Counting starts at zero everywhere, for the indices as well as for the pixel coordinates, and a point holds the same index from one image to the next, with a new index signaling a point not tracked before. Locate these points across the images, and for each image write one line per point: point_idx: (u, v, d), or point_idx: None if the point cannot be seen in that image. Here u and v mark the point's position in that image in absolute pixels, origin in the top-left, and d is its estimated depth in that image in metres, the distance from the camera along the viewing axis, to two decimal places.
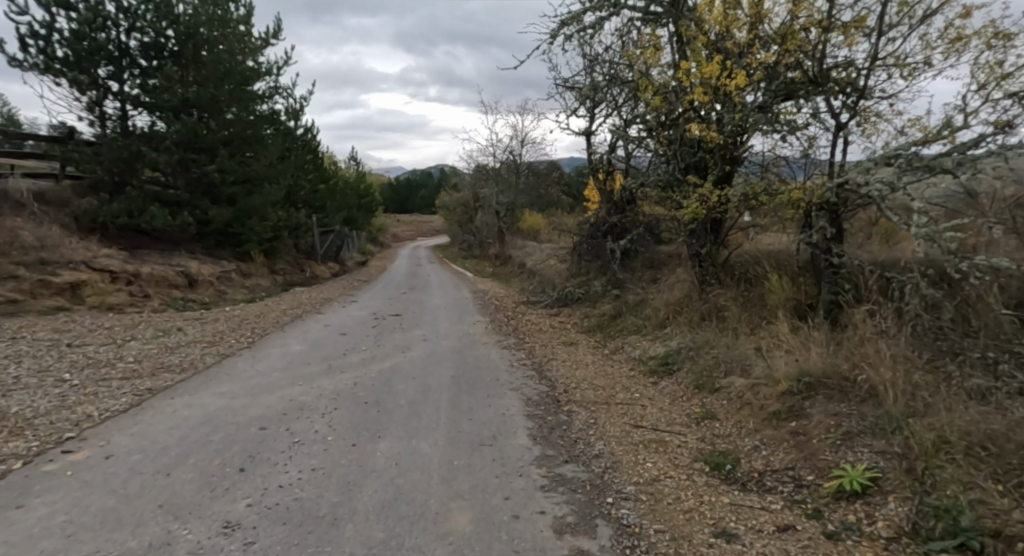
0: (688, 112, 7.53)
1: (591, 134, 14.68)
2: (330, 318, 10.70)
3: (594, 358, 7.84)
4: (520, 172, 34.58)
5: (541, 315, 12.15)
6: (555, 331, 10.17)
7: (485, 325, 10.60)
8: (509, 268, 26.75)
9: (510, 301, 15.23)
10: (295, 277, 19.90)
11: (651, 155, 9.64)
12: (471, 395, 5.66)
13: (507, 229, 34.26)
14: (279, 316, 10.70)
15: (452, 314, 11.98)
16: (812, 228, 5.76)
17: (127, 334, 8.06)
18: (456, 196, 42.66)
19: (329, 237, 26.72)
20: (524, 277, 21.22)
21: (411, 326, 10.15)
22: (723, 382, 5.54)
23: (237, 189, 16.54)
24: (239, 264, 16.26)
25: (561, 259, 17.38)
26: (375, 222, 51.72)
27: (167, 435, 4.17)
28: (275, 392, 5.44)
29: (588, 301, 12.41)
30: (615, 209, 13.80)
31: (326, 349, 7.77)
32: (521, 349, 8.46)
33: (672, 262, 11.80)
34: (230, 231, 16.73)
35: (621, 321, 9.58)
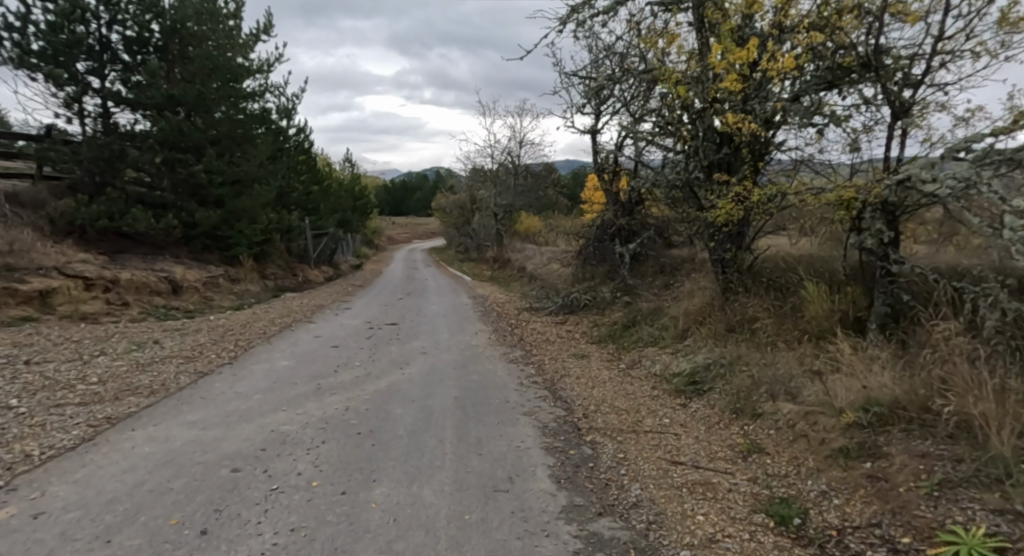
0: (714, 103, 6.87)
1: (596, 132, 14.04)
2: (321, 328, 9.98)
3: (611, 374, 7.16)
4: (518, 174, 33.95)
5: (547, 324, 11.47)
6: (564, 342, 9.47)
7: (487, 335, 9.90)
8: (507, 272, 26.04)
9: (511, 307, 14.54)
10: (286, 282, 19.14)
11: (668, 152, 8.98)
12: (480, 423, 4.97)
13: (505, 232, 33.60)
14: (267, 326, 9.97)
15: (453, 323, 11.26)
16: (864, 232, 5.13)
17: (96, 348, 7.30)
18: (452, 198, 41.94)
19: (322, 240, 25.96)
20: (524, 281, 20.54)
21: (410, 337, 9.44)
22: (768, 408, 4.87)
23: (225, 190, 15.81)
24: (227, 269, 15.52)
25: (564, 263, 16.68)
26: (370, 224, 50.91)
27: (116, 482, 3.44)
28: (254, 421, 4.73)
29: (597, 309, 11.73)
30: (623, 211, 13.28)
31: (315, 364, 7.06)
32: (529, 363, 7.78)
33: (685, 267, 11.16)
34: (219, 234, 15.98)
35: (635, 332, 8.91)
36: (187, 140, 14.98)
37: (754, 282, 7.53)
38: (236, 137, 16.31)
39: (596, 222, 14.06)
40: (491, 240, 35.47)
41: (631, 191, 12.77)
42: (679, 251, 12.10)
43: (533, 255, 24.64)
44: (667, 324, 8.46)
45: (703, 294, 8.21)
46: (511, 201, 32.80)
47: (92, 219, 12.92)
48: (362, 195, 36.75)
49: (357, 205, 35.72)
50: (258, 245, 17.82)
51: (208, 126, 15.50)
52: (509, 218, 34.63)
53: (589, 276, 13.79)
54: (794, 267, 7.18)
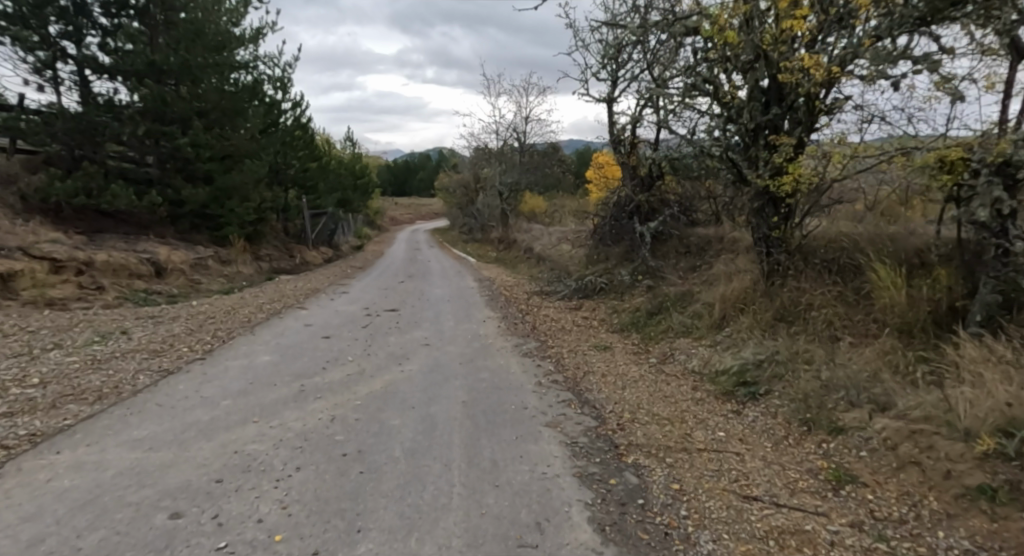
0: (771, 51, 5.79)
1: (613, 101, 12.92)
2: (314, 315, 9.06)
3: (642, 370, 6.22)
4: (524, 151, 32.71)
5: (560, 310, 10.53)
6: (582, 332, 8.52)
7: (497, 323, 8.95)
8: (513, 253, 25.00)
9: (520, 291, 13.61)
10: (282, 264, 18.21)
11: (703, 114, 7.91)
12: (495, 439, 4.04)
13: (510, 211, 32.51)
14: (254, 313, 9.05)
15: (458, 309, 10.29)
16: (970, 203, 4.14)
17: (51, 339, 6.39)
18: (456, 177, 40.73)
19: (321, 220, 24.98)
20: (532, 263, 19.56)
21: (411, 326, 8.50)
22: (852, 422, 3.92)
23: (214, 165, 14.81)
24: (217, 249, 14.60)
25: (576, 244, 15.68)
26: (372, 204, 49.82)
27: (5, 540, 2.54)
28: (214, 439, 3.80)
29: (615, 293, 10.76)
30: (642, 186, 12.30)
31: (301, 360, 6.14)
32: (546, 356, 6.86)
33: (713, 247, 10.17)
34: (208, 213, 15.02)
35: (663, 321, 7.95)
36: (171, 111, 13.95)
37: (806, 264, 6.55)
38: (226, 109, 15.28)
39: (611, 200, 13.01)
40: (496, 220, 34.36)
41: (651, 164, 11.72)
42: (704, 230, 11.08)
43: (540, 235, 23.58)
44: (701, 312, 7.50)
45: (744, 278, 7.22)
46: (517, 179, 31.59)
47: (68, 196, 11.97)
48: (362, 174, 35.60)
49: (358, 184, 34.62)
50: (251, 225, 16.86)
51: (195, 97, 14.47)
52: (515, 197, 33.46)
53: (604, 257, 12.80)
54: (856, 247, 6.19)
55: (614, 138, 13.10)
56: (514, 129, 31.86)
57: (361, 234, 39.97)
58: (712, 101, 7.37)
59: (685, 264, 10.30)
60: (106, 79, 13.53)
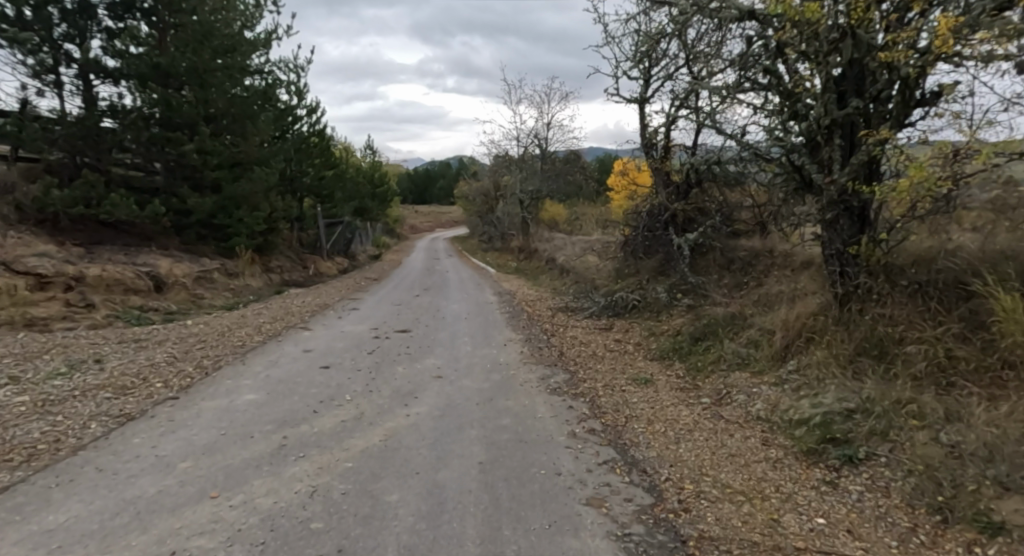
0: (856, 29, 4.75)
1: (644, 102, 11.94)
2: (316, 338, 8.18)
3: (695, 416, 5.16)
4: (545, 159, 31.79)
5: (589, 331, 9.50)
6: (618, 360, 7.49)
7: (519, 348, 7.97)
8: (535, 264, 24.04)
9: (543, 307, 12.64)
10: (294, 276, 17.50)
11: (759, 111, 6.89)
12: (521, 531, 3.03)
13: (531, 220, 31.59)
14: (251, 335, 8.20)
15: (475, 330, 9.33)
16: None
17: (11, 371, 5.62)
18: (476, 184, 39.95)
19: (337, 229, 24.32)
20: (555, 275, 18.59)
21: (424, 352, 7.54)
22: (1017, 518, 2.83)
23: (222, 173, 14.18)
24: (224, 261, 13.91)
25: (604, 256, 14.65)
26: (392, 212, 49.32)
27: None
28: (148, 530, 2.87)
29: (650, 314, 9.70)
30: (677, 193, 11.29)
31: (289, 399, 5.21)
32: (578, 393, 5.87)
33: (760, 262, 9.09)
34: (215, 224, 14.37)
35: (713, 350, 6.89)
36: (176, 116, 13.35)
37: (893, 287, 5.47)
38: (235, 115, 14.67)
39: (643, 208, 11.96)
40: (516, 229, 33.38)
41: (689, 170, 10.71)
42: (750, 243, 9.96)
43: (562, 245, 22.51)
44: (760, 341, 6.41)
45: (811, 302, 6.13)
46: (538, 187, 30.59)
47: (66, 206, 11.45)
48: (381, 181, 35.02)
49: (376, 192, 34.04)
50: (261, 236, 16.19)
51: (202, 102, 13.87)
52: (536, 206, 32.53)
53: (636, 271, 11.73)
54: (963, 267, 5.07)
55: (646, 142, 12.15)
56: (535, 135, 30.91)
57: (380, 243, 39.39)
58: (772, 91, 6.39)
59: (730, 282, 9.19)
60: (110, 84, 12.95)
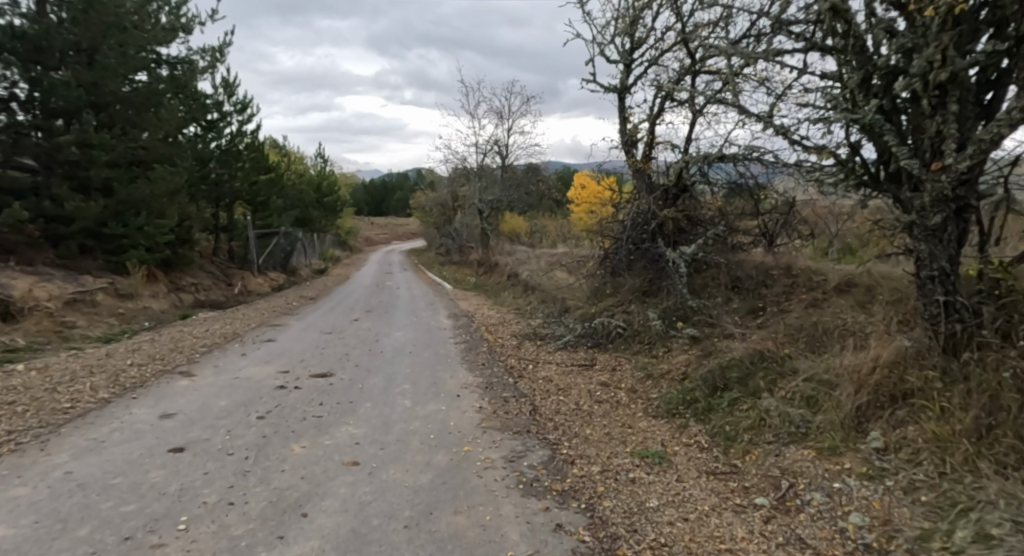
0: None
1: (625, 92, 10.20)
2: (195, 390, 5.84)
3: (764, 543, 3.17)
4: (506, 167, 29.94)
5: (566, 370, 7.53)
6: (612, 419, 5.52)
7: (476, 402, 5.88)
8: (495, 279, 22.04)
9: (507, 333, 10.64)
10: (213, 296, 14.91)
11: (805, 74, 5.13)
12: None
13: (491, 231, 29.62)
14: (96, 387, 5.76)
15: (421, 371, 7.18)
16: None
17: None
18: (432, 195, 37.65)
19: (273, 241, 21.67)
20: (518, 293, 16.63)
21: (343, 411, 5.36)
22: None
23: (117, 171, 11.61)
24: (115, 279, 11.31)
25: (576, 273, 12.77)
26: (343, 223, 46.30)
27: None
28: None
29: (641, 347, 7.83)
30: (665, 199, 9.47)
31: (66, 537, 2.92)
32: (570, 490, 3.85)
33: (776, 284, 7.39)
34: (106, 233, 11.74)
35: (746, 408, 5.01)
36: (50, 99, 10.74)
37: None
38: (135, 102, 12.11)
39: (624, 217, 10.11)
40: (475, 241, 31.28)
41: (683, 171, 9.00)
42: (759, 258, 8.22)
43: (525, 259, 20.60)
44: (819, 400, 4.56)
45: (896, 346, 4.31)
46: (498, 196, 28.63)
47: None
48: (328, 191, 32.30)
49: (321, 200, 31.28)
50: (170, 248, 13.58)
51: (88, 83, 11.28)
52: (495, 217, 30.57)
53: (617, 292, 9.90)
54: None
55: (628, 139, 10.46)
56: (495, 141, 28.97)
57: (327, 256, 36.52)
58: (826, 46, 4.70)
59: (742, 308, 7.40)
60: None
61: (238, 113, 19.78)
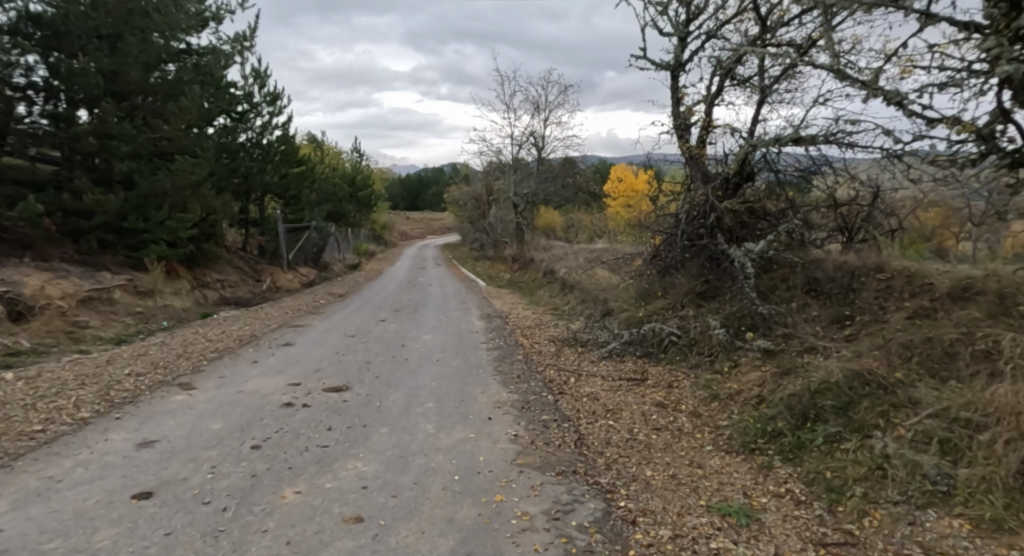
0: None
1: (679, 69, 9.10)
2: (191, 408, 5.11)
3: None
4: (541, 160, 28.89)
5: (612, 386, 6.53)
6: (676, 456, 4.51)
7: (510, 429, 4.95)
8: (530, 276, 21.10)
9: (544, 338, 9.72)
10: (240, 293, 14.49)
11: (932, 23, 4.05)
12: None
13: (526, 226, 28.65)
14: (81, 401, 5.09)
15: (447, 385, 6.31)
16: None
17: None
18: (466, 189, 36.89)
19: (305, 235, 21.26)
20: (555, 292, 15.65)
21: (353, 440, 4.52)
22: None
23: (138, 163, 11.16)
24: (135, 276, 10.86)
25: (620, 272, 11.69)
26: (377, 217, 46.08)
27: None
28: None
29: (701, 360, 6.76)
30: (725, 188, 8.34)
31: None
32: None
33: (866, 289, 6.22)
34: (127, 228, 11.31)
35: (853, 450, 3.93)
36: (68, 86, 10.33)
37: None
38: (157, 92, 11.68)
39: (677, 210, 9.01)
40: (510, 236, 30.37)
41: (748, 155, 7.87)
42: (841, 257, 7.02)
43: (562, 255, 19.59)
44: (961, 448, 3.45)
45: None
46: (534, 189, 27.64)
47: None
48: (362, 185, 31.95)
49: (355, 194, 30.89)
50: (194, 243, 13.15)
51: (109, 71, 10.87)
52: (530, 211, 29.58)
53: (668, 294, 8.85)
54: None
55: (680, 122, 9.40)
56: (531, 132, 27.94)
57: (360, 250, 36.22)
58: None
59: (824, 317, 6.24)
60: None
61: (269, 105, 19.40)
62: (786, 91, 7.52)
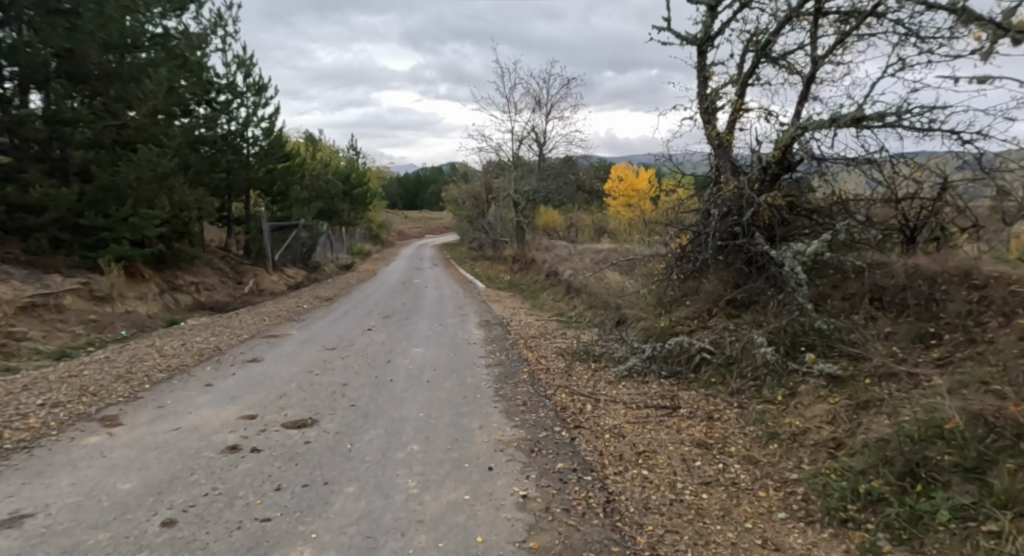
0: None
1: (707, 45, 7.95)
2: (103, 455, 3.94)
3: None
4: (543, 156, 27.71)
5: (639, 418, 5.37)
6: (741, 530, 3.35)
7: (516, 486, 3.78)
8: (532, 278, 19.95)
9: (551, 351, 8.58)
10: (217, 297, 13.33)
11: None
12: None
13: (527, 225, 27.47)
14: None
15: (437, 418, 5.14)
16: None
17: None
18: (465, 187, 35.73)
19: (292, 234, 20.07)
20: (560, 296, 14.50)
21: (306, 509, 3.36)
22: None
23: (97, 153, 10.00)
24: (91, 279, 9.70)
25: (635, 275, 10.55)
26: (373, 216, 44.92)
27: None
28: None
29: (745, 385, 5.59)
30: (764, 179, 7.19)
31: None
32: None
33: (952, 300, 5.08)
34: (84, 225, 10.15)
35: (1008, 537, 2.76)
36: (17, 65, 9.26)
37: None
38: (120, 74, 10.55)
39: (705, 205, 7.86)
40: (510, 235, 29.18)
41: (795, 140, 6.73)
42: (910, 261, 5.89)
43: (567, 256, 18.43)
44: None
45: None
46: (536, 187, 26.47)
47: None
48: (357, 182, 30.79)
49: (348, 192, 29.67)
50: (164, 242, 11.99)
51: (63, 50, 9.74)
52: (531, 210, 28.41)
53: (694, 302, 7.71)
54: None
55: (705, 108, 8.29)
56: (533, 127, 26.77)
57: (355, 250, 34.99)
58: None
59: (900, 334, 5.09)
60: None
61: (254, 95, 18.26)
62: (837, 66, 6.42)
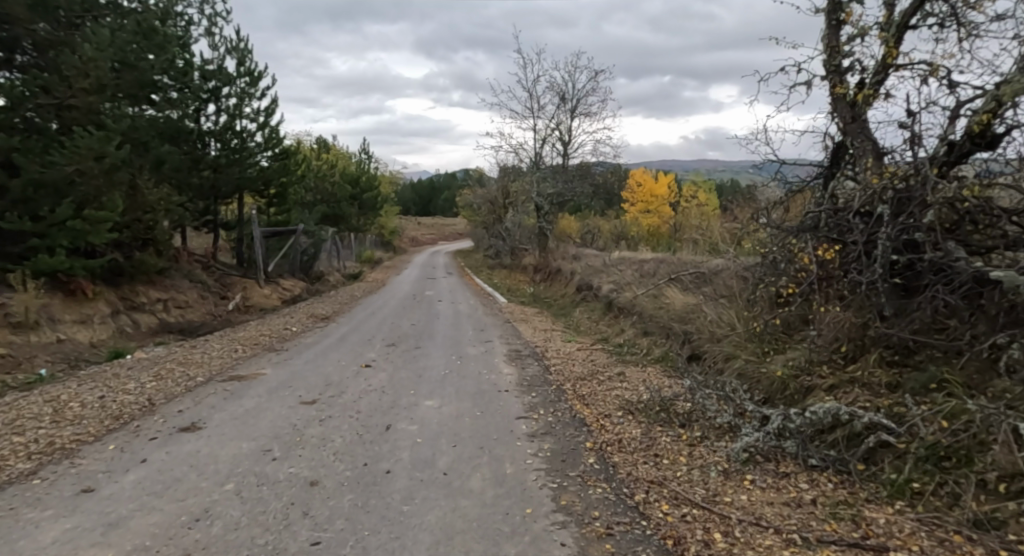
0: None
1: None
2: None
3: None
4: (567, 155, 25.34)
5: None
6: None
7: None
8: (559, 291, 17.52)
9: (615, 405, 6.22)
10: (193, 316, 11.17)
11: None
12: None
13: (549, 231, 25.07)
14: None
15: None
16: None
17: None
18: (481, 191, 33.47)
19: (291, 241, 17.93)
20: (602, 318, 12.09)
21: None
22: None
23: (25, 138, 7.91)
24: (9, 299, 7.66)
25: (713, 301, 8.14)
26: (384, 221, 42.88)
27: None
28: None
29: (1005, 511, 3.16)
30: (949, 164, 4.80)
31: None
32: None
33: None
34: (8, 230, 8.05)
35: None
36: None
37: None
38: (61, 42, 8.51)
39: (847, 204, 5.46)
40: (531, 242, 26.79)
41: (1018, 96, 4.34)
42: None
43: (601, 266, 16.02)
44: None
45: None
46: (560, 190, 24.10)
47: None
48: (368, 186, 28.72)
49: (358, 196, 27.63)
50: (121, 253, 9.87)
51: None
52: (553, 214, 26.00)
53: (843, 348, 5.29)
54: None
55: (828, 68, 5.94)
56: (556, 124, 24.47)
57: (364, 257, 32.86)
58: None
59: None
60: None
61: (248, 86, 16.24)
62: None
